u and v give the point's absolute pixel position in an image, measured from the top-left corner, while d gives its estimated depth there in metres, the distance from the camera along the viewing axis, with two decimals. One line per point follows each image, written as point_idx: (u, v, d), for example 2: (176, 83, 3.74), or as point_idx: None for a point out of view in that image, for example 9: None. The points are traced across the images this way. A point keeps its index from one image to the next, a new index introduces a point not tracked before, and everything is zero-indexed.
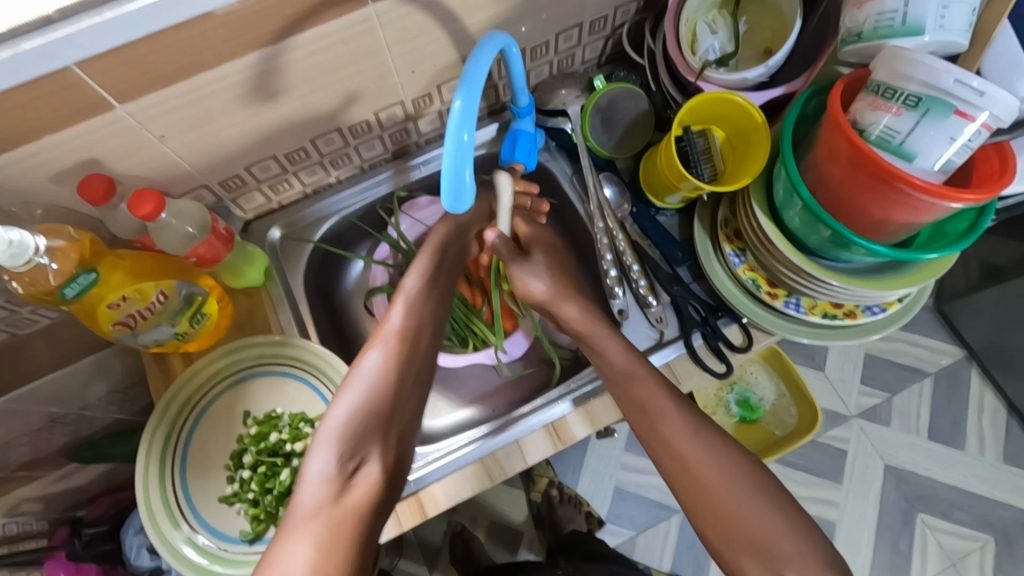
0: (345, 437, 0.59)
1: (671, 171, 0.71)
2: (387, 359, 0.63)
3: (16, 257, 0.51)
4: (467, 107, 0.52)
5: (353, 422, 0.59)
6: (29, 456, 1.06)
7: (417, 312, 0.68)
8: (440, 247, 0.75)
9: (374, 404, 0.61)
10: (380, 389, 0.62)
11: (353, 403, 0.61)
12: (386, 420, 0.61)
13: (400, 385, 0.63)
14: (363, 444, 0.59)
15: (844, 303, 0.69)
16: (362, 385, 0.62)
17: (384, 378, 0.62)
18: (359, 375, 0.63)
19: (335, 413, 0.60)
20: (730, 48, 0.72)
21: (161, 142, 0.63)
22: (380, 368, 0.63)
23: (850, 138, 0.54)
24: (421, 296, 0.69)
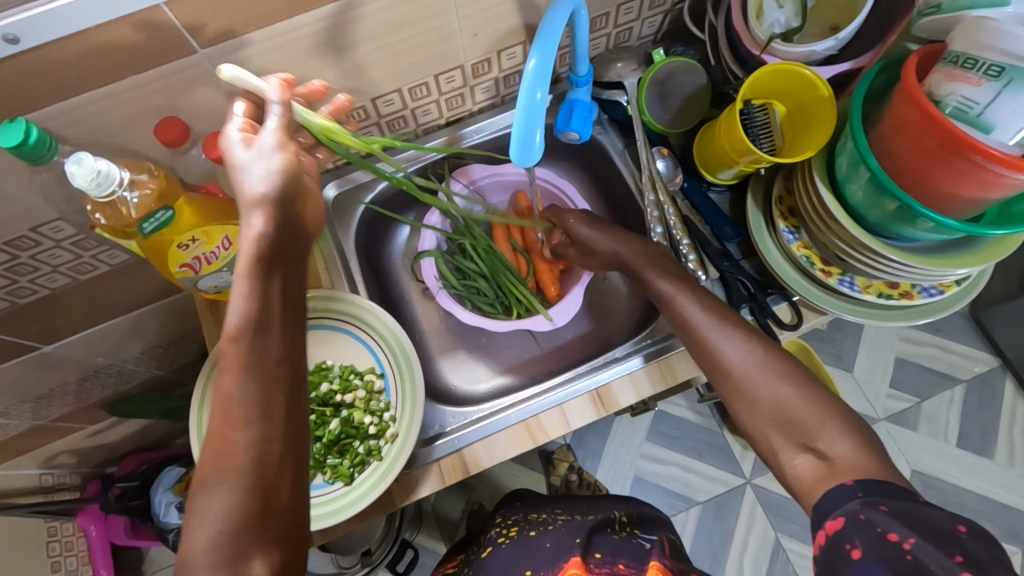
0: (207, 569, 0.41)
1: (730, 144, 0.72)
2: (234, 448, 0.45)
3: (101, 185, 0.54)
4: (542, 65, 0.52)
5: (219, 533, 0.42)
6: (69, 408, 1.09)
7: (263, 369, 0.46)
8: (263, 260, 0.49)
9: (242, 499, 0.43)
10: (235, 490, 0.43)
11: (206, 510, 0.42)
12: (260, 519, 0.43)
13: (270, 469, 0.45)
14: (234, 565, 0.41)
15: (900, 284, 0.69)
16: (210, 489, 0.43)
17: (232, 471, 0.44)
18: (204, 474, 0.44)
19: (187, 542, 0.42)
20: (796, 23, 0.70)
21: (233, 90, 0.65)
22: (223, 463, 0.44)
23: (925, 107, 0.53)
24: (255, 345, 0.47)
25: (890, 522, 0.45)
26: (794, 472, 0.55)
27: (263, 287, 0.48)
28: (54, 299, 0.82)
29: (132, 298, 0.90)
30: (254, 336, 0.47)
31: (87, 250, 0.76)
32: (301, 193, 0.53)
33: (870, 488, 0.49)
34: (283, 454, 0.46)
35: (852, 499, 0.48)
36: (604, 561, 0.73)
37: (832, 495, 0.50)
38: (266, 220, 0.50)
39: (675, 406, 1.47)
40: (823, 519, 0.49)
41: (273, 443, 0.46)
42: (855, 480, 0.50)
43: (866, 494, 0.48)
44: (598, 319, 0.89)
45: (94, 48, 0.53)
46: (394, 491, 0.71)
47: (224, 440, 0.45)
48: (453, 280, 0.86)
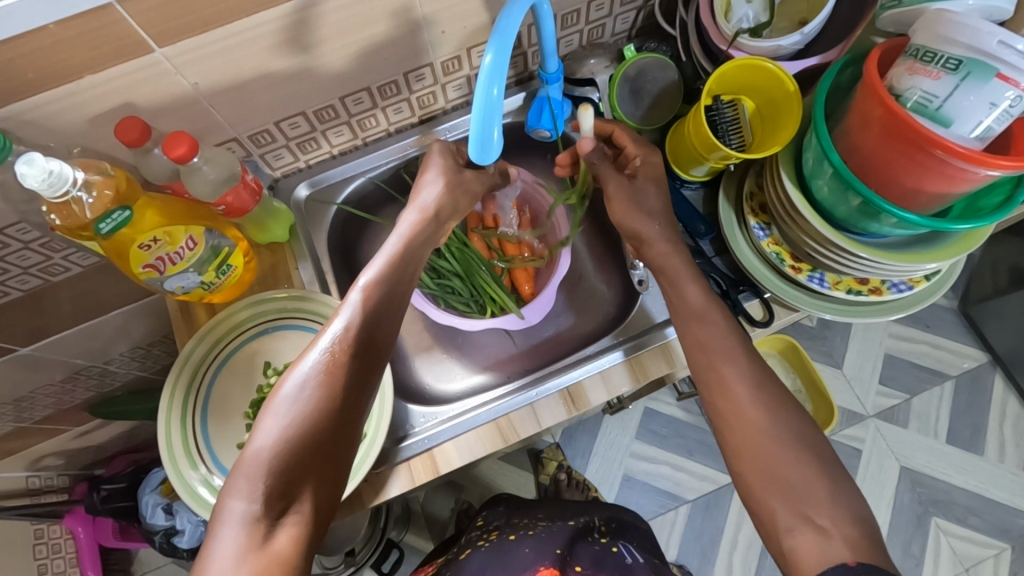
0: (273, 473, 0.49)
1: (699, 141, 0.71)
2: (328, 372, 0.54)
3: (54, 186, 0.54)
4: (498, 61, 0.51)
5: (284, 448, 0.50)
6: (51, 410, 1.08)
7: (373, 317, 0.59)
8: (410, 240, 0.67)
9: (313, 425, 0.52)
10: (317, 414, 0.52)
11: (287, 419, 0.52)
12: (325, 446, 0.52)
13: (344, 406, 0.54)
14: (294, 477, 0.50)
15: (869, 280, 0.68)
16: (294, 405, 0.52)
17: (321, 397, 0.53)
18: (289, 389, 0.53)
19: (264, 441, 0.51)
20: (765, 18, 0.70)
21: (194, 89, 0.64)
22: (312, 385, 0.53)
23: (885, 102, 0.53)
24: (375, 303, 0.60)
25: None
26: (790, 544, 0.52)
27: (403, 255, 0.65)
28: (27, 302, 0.82)
29: (108, 300, 0.90)
30: (373, 297, 0.60)
31: (57, 252, 0.76)
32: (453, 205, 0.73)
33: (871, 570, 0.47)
34: (356, 397, 0.55)
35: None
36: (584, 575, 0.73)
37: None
38: (419, 220, 0.68)
39: (663, 404, 1.46)
40: None
41: (351, 386, 0.55)
42: (856, 561, 0.48)
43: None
44: (575, 318, 0.89)
45: (44, 48, 0.52)
46: (362, 492, 0.71)
47: (321, 365, 0.55)
48: (426, 279, 0.86)
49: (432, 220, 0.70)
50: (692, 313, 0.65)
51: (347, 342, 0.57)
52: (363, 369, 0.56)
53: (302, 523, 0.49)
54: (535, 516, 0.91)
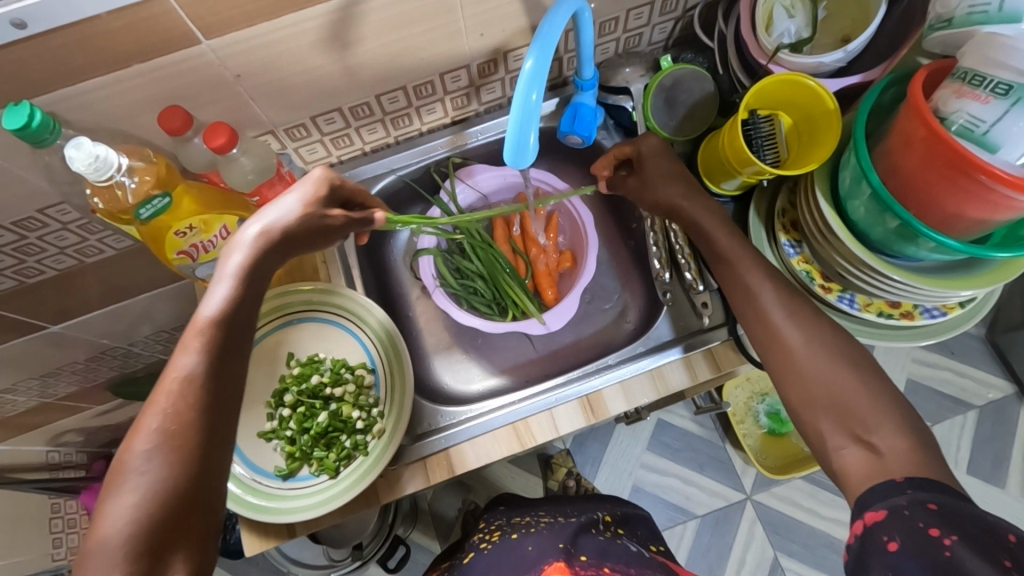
0: (129, 557, 0.40)
1: (733, 155, 0.70)
2: (172, 433, 0.44)
3: (100, 170, 0.56)
4: (539, 66, 0.52)
5: (139, 526, 0.41)
6: (76, 387, 1.11)
7: (220, 356, 0.48)
8: (259, 263, 0.54)
9: (170, 493, 0.42)
10: (169, 483, 0.42)
11: (137, 497, 0.41)
12: (186, 509, 0.43)
13: (199, 467, 0.44)
14: (154, 559, 0.40)
15: (901, 303, 0.67)
16: (139, 479, 0.42)
17: (175, 459, 0.43)
18: (131, 457, 0.43)
19: (110, 528, 0.40)
20: (807, 33, 0.70)
21: (237, 82, 0.66)
22: (157, 450, 0.43)
23: (929, 125, 0.52)
24: (220, 336, 0.49)
25: (933, 519, 0.45)
26: (839, 463, 0.53)
27: (250, 275, 0.53)
28: (61, 280, 0.83)
29: (140, 283, 0.92)
30: (221, 329, 0.49)
31: (93, 233, 0.77)
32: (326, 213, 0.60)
33: (920, 485, 0.48)
34: (211, 451, 0.45)
35: (900, 495, 0.48)
36: (590, 564, 0.72)
37: (878, 488, 0.49)
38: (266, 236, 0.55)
39: (677, 416, 1.45)
40: (863, 510, 0.49)
41: (202, 439, 0.45)
42: (905, 478, 0.48)
43: (912, 491, 0.47)
44: (597, 326, 0.88)
45: (98, 35, 0.54)
46: (377, 487, 0.71)
47: (163, 424, 0.44)
48: (450, 279, 0.86)
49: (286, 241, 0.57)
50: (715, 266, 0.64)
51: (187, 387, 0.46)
52: (213, 413, 0.46)
53: None
54: (537, 512, 0.92)
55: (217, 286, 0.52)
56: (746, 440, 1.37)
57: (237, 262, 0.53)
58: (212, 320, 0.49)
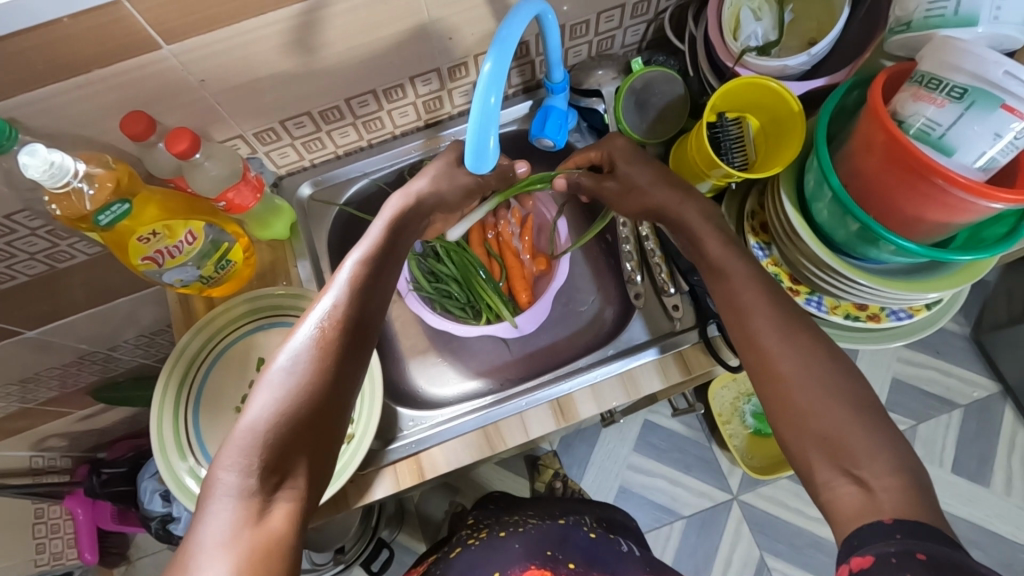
0: (270, 444, 0.47)
1: (701, 158, 0.70)
2: (320, 346, 0.53)
3: (55, 177, 0.55)
4: (496, 71, 0.51)
5: (278, 418, 0.49)
6: (55, 393, 1.10)
7: (363, 297, 0.57)
8: (396, 228, 0.65)
9: (305, 398, 0.50)
10: (313, 389, 0.51)
11: (281, 393, 0.50)
12: (319, 416, 0.50)
13: (336, 381, 0.52)
14: (288, 450, 0.48)
15: (869, 306, 0.67)
16: (287, 380, 0.51)
17: (317, 372, 0.51)
18: (282, 362, 0.52)
19: (259, 416, 0.48)
20: (774, 36, 0.69)
21: (201, 86, 0.65)
22: (304, 359, 0.52)
23: (888, 128, 0.52)
24: (365, 280, 0.59)
25: (921, 569, 0.42)
26: (829, 497, 0.51)
27: (390, 238, 0.64)
28: (32, 286, 0.83)
29: (114, 289, 0.91)
30: (365, 270, 0.59)
31: (63, 239, 0.77)
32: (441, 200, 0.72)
33: (910, 530, 0.45)
34: (348, 370, 0.53)
35: (889, 541, 0.45)
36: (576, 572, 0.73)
37: (865, 531, 0.47)
38: (402, 205, 0.67)
39: (662, 417, 1.45)
40: (851, 553, 0.47)
41: (338, 363, 0.53)
42: (894, 520, 0.46)
43: (903, 537, 0.45)
44: (572, 329, 0.88)
45: (54, 41, 0.53)
46: (347, 492, 0.71)
47: (312, 338, 0.53)
48: (424, 283, 0.85)
49: (416, 213, 0.68)
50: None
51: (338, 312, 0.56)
52: (353, 342, 0.55)
53: (298, 497, 0.47)
54: (524, 512, 0.92)
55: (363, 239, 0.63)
56: (733, 441, 1.36)
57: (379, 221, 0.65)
58: (359, 267, 0.60)
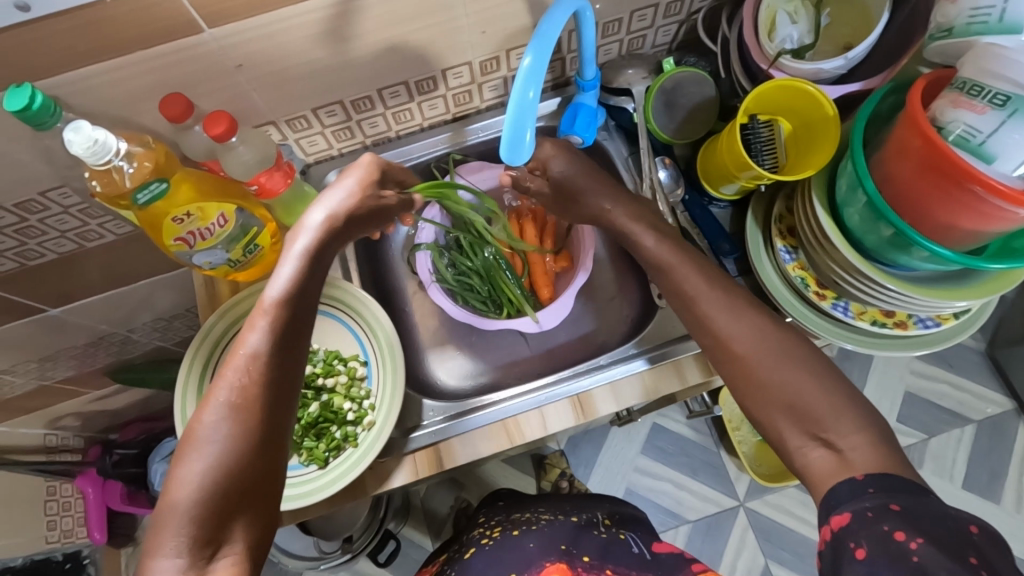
0: (197, 519, 0.45)
1: (731, 159, 0.70)
2: (238, 408, 0.49)
3: (98, 154, 0.56)
4: (536, 64, 0.52)
5: (203, 490, 0.46)
6: (72, 372, 1.11)
7: (280, 340, 0.54)
8: (318, 249, 0.59)
9: (232, 465, 0.48)
10: (238, 454, 0.48)
11: (206, 464, 0.47)
12: (249, 478, 0.48)
13: (266, 440, 0.50)
14: (219, 520, 0.46)
15: (896, 313, 0.67)
16: (210, 448, 0.48)
17: (238, 435, 0.49)
18: (204, 428, 0.49)
19: (184, 491, 0.46)
20: (810, 39, 0.70)
21: (238, 72, 0.66)
22: (228, 423, 0.49)
23: (926, 133, 0.52)
24: (286, 319, 0.55)
25: (897, 521, 0.45)
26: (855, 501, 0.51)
27: (312, 264, 0.58)
28: (60, 264, 0.84)
29: (138, 270, 0.92)
30: (286, 307, 0.55)
31: (93, 218, 0.78)
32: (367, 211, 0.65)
33: (887, 487, 0.48)
34: (277, 426, 0.51)
35: (864, 496, 0.48)
36: (592, 565, 0.74)
37: (841, 489, 0.49)
38: (326, 221, 0.61)
39: (672, 421, 1.45)
40: (829, 514, 0.49)
41: (262, 419, 0.50)
42: (865, 475, 0.49)
43: (876, 492, 0.48)
44: (591, 326, 0.88)
45: (101, 22, 0.54)
46: (366, 478, 0.72)
47: (231, 398, 0.50)
48: (447, 275, 0.86)
49: (339, 228, 0.62)
50: (690, 265, 0.64)
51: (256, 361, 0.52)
52: (274, 393, 0.52)
53: (236, 564, 0.45)
54: (536, 508, 0.92)
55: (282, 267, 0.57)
56: (741, 447, 1.36)
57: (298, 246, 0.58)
58: (276, 302, 0.55)
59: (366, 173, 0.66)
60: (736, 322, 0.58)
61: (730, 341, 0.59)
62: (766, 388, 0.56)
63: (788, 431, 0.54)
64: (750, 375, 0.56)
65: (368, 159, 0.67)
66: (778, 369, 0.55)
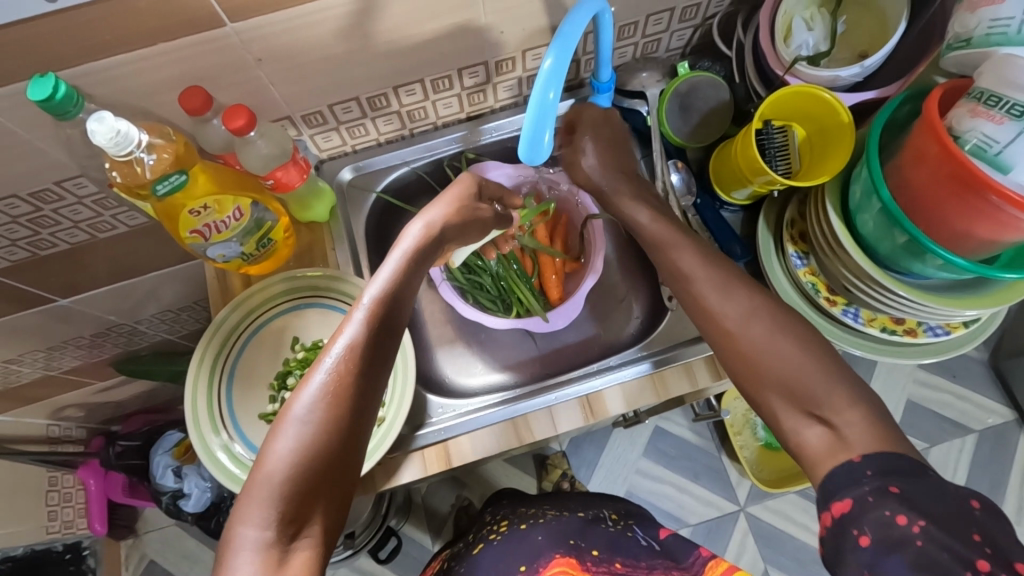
0: (287, 496, 0.46)
1: (745, 164, 0.71)
2: (333, 390, 0.50)
3: (120, 145, 0.57)
4: (558, 65, 0.52)
5: (295, 468, 0.47)
6: (78, 362, 1.11)
7: (381, 331, 0.54)
8: (420, 252, 0.60)
9: (323, 447, 0.49)
10: (333, 439, 0.49)
11: (299, 442, 0.48)
12: (336, 464, 0.49)
13: (355, 429, 0.51)
14: (305, 500, 0.47)
15: (905, 320, 0.68)
16: (304, 428, 0.49)
17: (334, 418, 0.49)
18: (299, 407, 0.49)
19: (280, 466, 0.47)
20: (825, 46, 0.70)
21: (258, 66, 0.66)
22: (324, 406, 0.50)
23: (943, 142, 0.52)
24: (385, 312, 0.55)
25: (898, 505, 0.46)
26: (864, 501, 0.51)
27: (415, 264, 0.59)
28: (72, 254, 0.84)
29: (149, 261, 0.93)
30: (391, 303, 0.56)
31: (107, 209, 0.78)
32: (463, 227, 0.66)
33: (882, 468, 0.48)
34: (367, 416, 0.52)
35: (861, 481, 0.48)
36: (601, 559, 0.75)
37: (839, 474, 0.49)
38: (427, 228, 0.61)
39: (674, 424, 1.45)
40: (829, 499, 0.50)
41: (355, 407, 0.51)
42: (861, 457, 0.49)
43: (874, 474, 0.48)
44: (598, 328, 0.89)
45: (126, 13, 0.55)
46: (375, 473, 0.72)
47: (329, 380, 0.51)
48: (457, 273, 0.86)
49: (441, 235, 0.62)
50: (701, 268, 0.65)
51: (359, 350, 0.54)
52: (369, 382, 0.52)
53: (315, 548, 0.46)
54: (541, 502, 0.93)
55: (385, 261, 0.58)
56: (743, 453, 1.36)
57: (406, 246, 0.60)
58: (380, 294, 0.56)
59: (467, 187, 0.69)
60: (750, 325, 0.58)
61: (748, 343, 0.57)
62: (778, 392, 0.56)
63: (801, 432, 0.54)
64: (761, 378, 0.56)
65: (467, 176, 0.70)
66: (791, 372, 0.55)
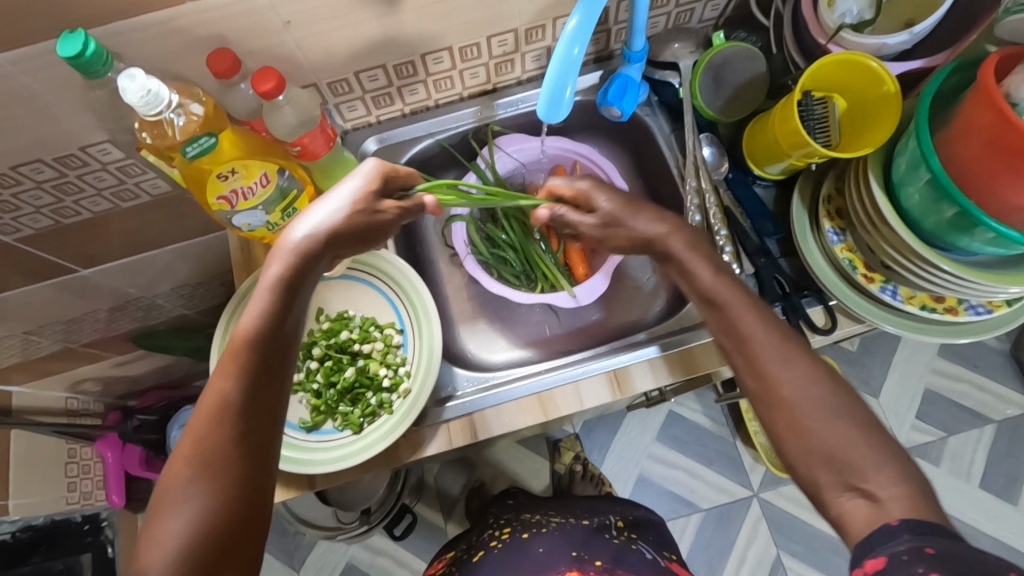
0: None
1: (783, 135, 0.69)
2: (204, 461, 0.49)
3: (149, 104, 0.56)
4: (584, 21, 0.53)
5: (185, 551, 0.47)
6: (96, 336, 1.11)
7: (252, 382, 0.53)
8: (293, 281, 0.57)
9: (212, 519, 0.48)
10: (207, 509, 0.48)
11: (182, 524, 0.47)
12: (230, 530, 0.49)
13: (243, 488, 0.50)
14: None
15: (946, 298, 0.66)
16: (185, 506, 0.48)
17: (212, 487, 0.49)
18: (178, 486, 0.49)
19: (157, 553, 0.47)
20: (869, 14, 0.67)
21: (287, 29, 0.65)
22: (201, 476, 0.49)
23: (1001, 109, 0.50)
24: (254, 361, 0.53)
25: (932, 563, 0.41)
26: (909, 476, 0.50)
27: (286, 295, 0.56)
28: (93, 223, 0.84)
29: (169, 233, 0.92)
30: (253, 348, 0.54)
31: (131, 177, 0.77)
32: (357, 229, 0.60)
33: (919, 529, 0.44)
34: (257, 468, 0.51)
35: (895, 540, 0.44)
36: (603, 570, 0.73)
37: (874, 533, 0.46)
38: (300, 252, 0.57)
39: (688, 410, 1.44)
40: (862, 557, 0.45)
41: (240, 466, 0.50)
42: (900, 521, 0.45)
43: (911, 535, 0.44)
44: (621, 306, 0.88)
45: None
46: (399, 446, 0.71)
47: (199, 451, 0.50)
48: (482, 247, 0.84)
49: (322, 253, 0.58)
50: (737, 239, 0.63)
51: (221, 407, 0.51)
52: (247, 437, 0.51)
53: None
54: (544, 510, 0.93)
55: (258, 300, 0.55)
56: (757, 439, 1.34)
57: (272, 275, 0.56)
58: (247, 342, 0.54)
59: (364, 183, 0.61)
60: None
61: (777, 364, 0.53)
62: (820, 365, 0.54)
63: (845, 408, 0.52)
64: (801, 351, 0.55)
65: (368, 167, 0.62)
66: None
